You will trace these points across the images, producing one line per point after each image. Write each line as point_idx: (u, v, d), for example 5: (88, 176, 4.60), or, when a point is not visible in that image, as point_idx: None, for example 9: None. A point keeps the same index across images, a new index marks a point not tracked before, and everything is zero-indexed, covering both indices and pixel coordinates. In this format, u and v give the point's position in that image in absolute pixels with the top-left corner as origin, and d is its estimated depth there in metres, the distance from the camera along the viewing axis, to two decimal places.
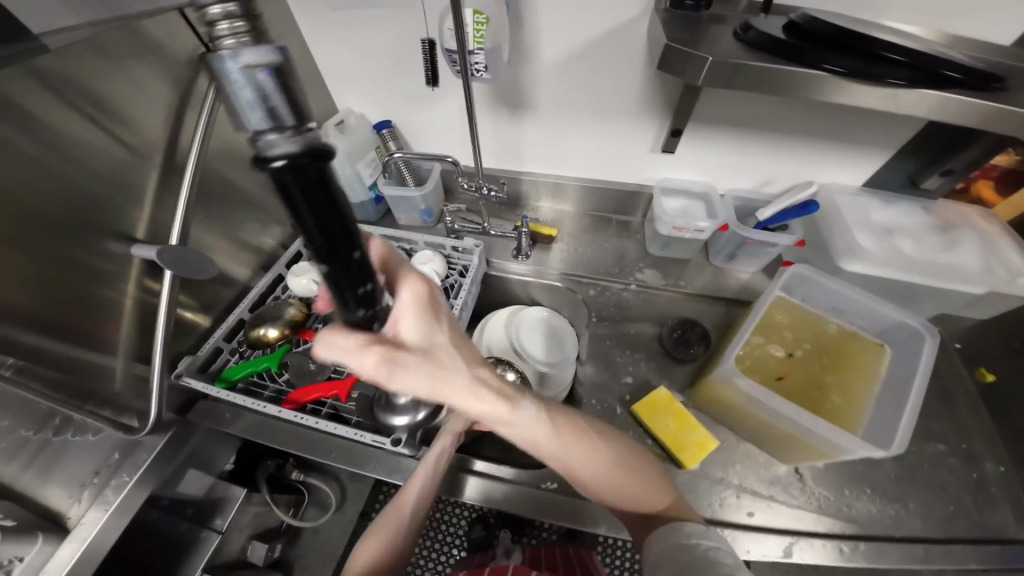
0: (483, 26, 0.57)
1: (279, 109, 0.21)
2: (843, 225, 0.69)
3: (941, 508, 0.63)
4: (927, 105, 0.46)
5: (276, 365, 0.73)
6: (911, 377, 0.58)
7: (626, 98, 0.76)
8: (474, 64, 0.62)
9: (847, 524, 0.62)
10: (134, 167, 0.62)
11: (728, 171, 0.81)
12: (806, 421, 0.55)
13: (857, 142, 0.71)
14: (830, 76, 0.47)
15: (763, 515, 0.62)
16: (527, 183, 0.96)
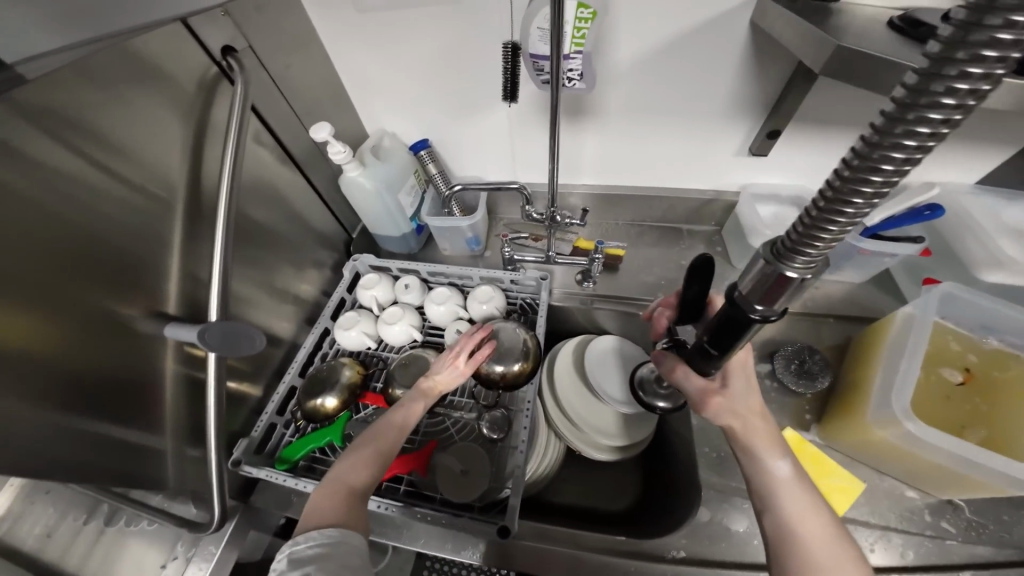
0: (588, 24, 0.50)
1: (774, 301, 0.28)
2: (977, 229, 0.61)
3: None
4: None
5: (339, 440, 0.63)
6: None
7: (716, 100, 0.66)
8: (571, 71, 0.54)
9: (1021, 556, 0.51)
10: (150, 211, 0.48)
11: (822, 173, 0.73)
12: (983, 462, 0.45)
13: (984, 142, 0.62)
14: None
15: (923, 554, 0.52)
16: (584, 198, 0.85)
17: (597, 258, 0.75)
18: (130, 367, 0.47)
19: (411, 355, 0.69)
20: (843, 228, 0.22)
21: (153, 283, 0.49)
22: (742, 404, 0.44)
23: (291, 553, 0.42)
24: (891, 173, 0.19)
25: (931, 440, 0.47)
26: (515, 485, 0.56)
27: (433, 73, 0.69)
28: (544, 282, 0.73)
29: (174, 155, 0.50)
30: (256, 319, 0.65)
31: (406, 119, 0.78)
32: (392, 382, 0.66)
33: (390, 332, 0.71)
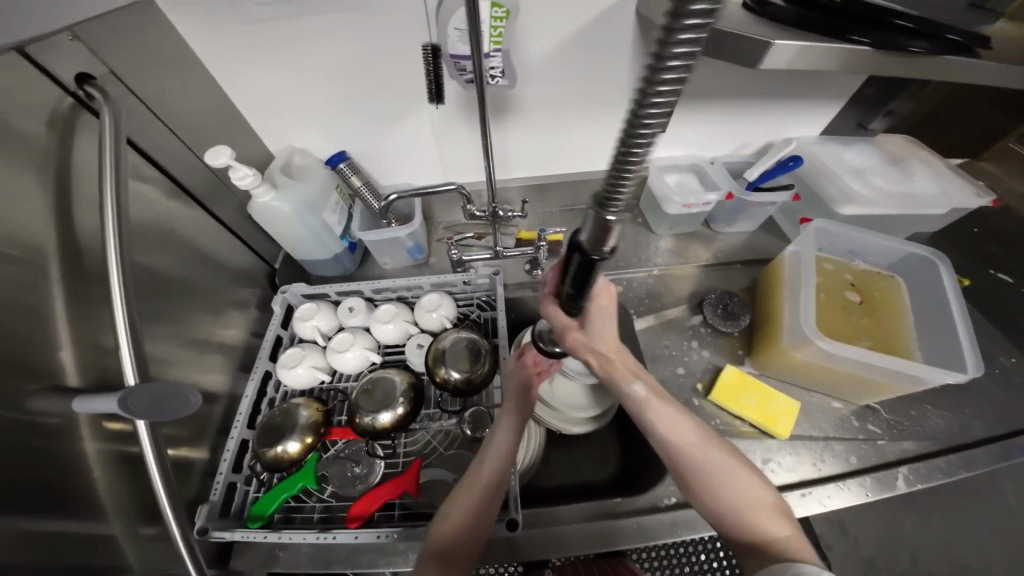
0: (501, 22, 0.53)
1: (603, 241, 0.30)
2: (829, 174, 0.75)
3: (983, 407, 0.70)
4: (936, 67, 0.53)
5: (313, 482, 0.61)
6: (944, 300, 0.62)
7: (619, 87, 0.72)
8: (491, 68, 0.57)
9: (928, 442, 0.66)
10: (13, 281, 0.39)
11: (709, 143, 0.84)
12: (883, 365, 0.57)
13: (822, 100, 0.77)
14: (859, 47, 0.50)
15: (860, 456, 0.64)
16: (517, 191, 0.88)
17: (543, 246, 0.79)
18: (30, 470, 0.38)
19: (371, 379, 0.66)
20: (642, 161, 0.23)
21: (43, 367, 0.40)
22: (598, 342, 0.48)
23: None
24: (660, 105, 0.21)
25: (840, 353, 0.58)
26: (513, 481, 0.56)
27: (343, 84, 0.65)
28: (496, 278, 0.74)
29: (31, 208, 0.40)
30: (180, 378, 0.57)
31: (318, 133, 0.73)
32: (357, 410, 0.63)
33: (343, 359, 0.67)
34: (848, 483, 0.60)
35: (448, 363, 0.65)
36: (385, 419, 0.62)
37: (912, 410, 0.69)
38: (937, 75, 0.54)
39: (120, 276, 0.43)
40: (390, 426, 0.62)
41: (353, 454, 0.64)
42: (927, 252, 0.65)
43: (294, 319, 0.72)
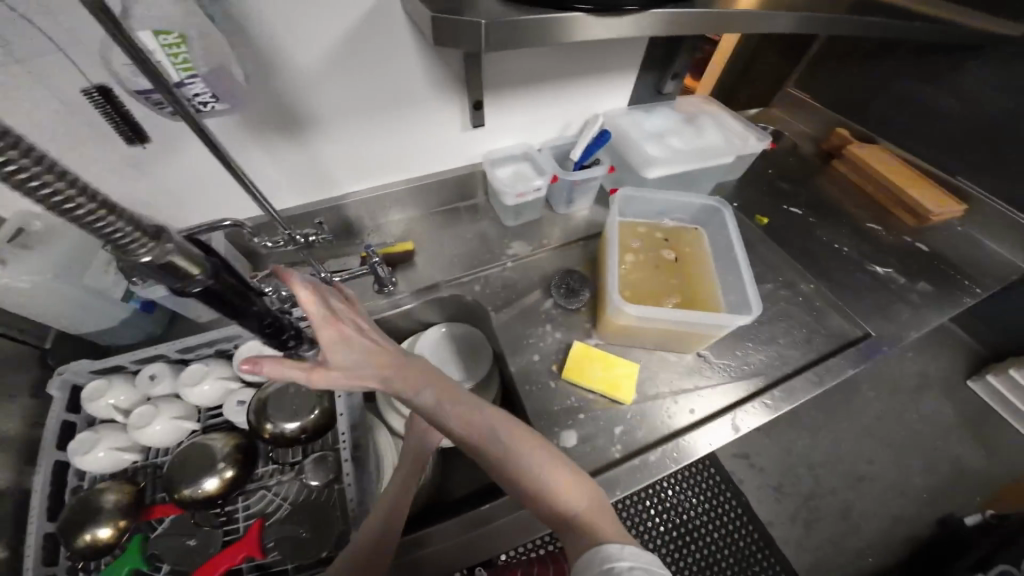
0: (180, 50, 0.47)
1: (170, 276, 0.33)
2: (631, 141, 0.82)
3: (798, 333, 0.77)
4: (660, 24, 0.53)
5: (141, 565, 0.54)
6: (731, 245, 0.70)
7: (416, 86, 0.68)
8: (197, 96, 0.52)
9: (755, 379, 0.71)
10: None
11: (533, 127, 0.86)
12: (687, 319, 0.62)
13: (616, 69, 0.84)
14: (581, 15, 0.49)
15: (701, 407, 0.68)
16: (352, 206, 0.81)
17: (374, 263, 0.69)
18: None
19: (189, 445, 0.60)
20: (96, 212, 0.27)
21: None
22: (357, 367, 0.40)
23: None
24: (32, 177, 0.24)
25: (650, 314, 0.62)
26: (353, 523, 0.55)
27: (66, 124, 0.53)
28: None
29: None
30: None
31: None
32: (174, 486, 0.57)
33: (144, 436, 0.59)
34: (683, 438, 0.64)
35: (274, 415, 0.61)
36: (210, 485, 0.57)
37: (739, 352, 0.74)
38: (673, 30, 0.55)
39: None
40: (219, 490, 0.57)
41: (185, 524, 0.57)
42: (714, 203, 0.73)
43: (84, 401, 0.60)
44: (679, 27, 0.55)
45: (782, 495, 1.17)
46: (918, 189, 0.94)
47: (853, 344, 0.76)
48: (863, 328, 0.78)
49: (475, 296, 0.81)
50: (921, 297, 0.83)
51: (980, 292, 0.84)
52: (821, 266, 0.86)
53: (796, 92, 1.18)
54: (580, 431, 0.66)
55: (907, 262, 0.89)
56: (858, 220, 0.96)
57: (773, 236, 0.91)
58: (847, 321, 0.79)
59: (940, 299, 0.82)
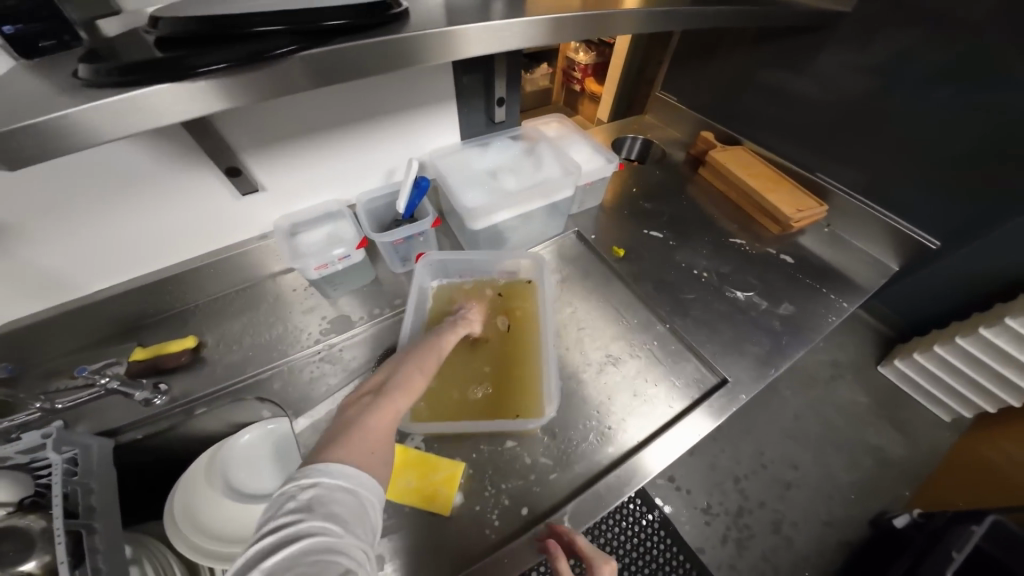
0: None
1: None
2: (449, 187, 0.71)
3: (647, 387, 0.69)
4: (355, 67, 0.38)
5: None
6: (548, 315, 0.67)
7: (130, 162, 0.54)
8: None
9: (600, 456, 0.62)
10: None
11: (342, 181, 0.74)
12: (481, 426, 0.57)
13: (427, 104, 0.73)
14: (210, 81, 0.32)
15: (534, 504, 0.58)
16: (103, 306, 0.64)
17: (99, 383, 0.57)
18: None
19: None
20: None
21: None
22: (587, 555, 0.49)
23: (311, 502, 0.35)
24: None
25: (440, 427, 0.56)
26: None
27: None
28: (47, 442, 0.51)
29: None
30: None
31: None
32: None
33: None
34: (502, 552, 0.54)
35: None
36: None
37: (584, 423, 0.65)
38: (380, 69, 0.40)
39: None
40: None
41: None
42: (536, 257, 0.72)
43: None
44: (390, 60, 0.40)
45: (710, 517, 0.96)
46: (778, 196, 0.89)
47: (708, 394, 0.68)
48: (719, 373, 0.70)
49: (286, 391, 0.68)
50: (781, 324, 0.77)
51: (845, 307, 0.79)
52: (680, 301, 0.79)
53: (665, 95, 1.12)
54: (385, 563, 0.54)
55: (769, 282, 0.83)
56: (722, 237, 0.92)
57: (634, 273, 0.83)
58: (704, 365, 0.72)
59: (800, 324, 0.77)
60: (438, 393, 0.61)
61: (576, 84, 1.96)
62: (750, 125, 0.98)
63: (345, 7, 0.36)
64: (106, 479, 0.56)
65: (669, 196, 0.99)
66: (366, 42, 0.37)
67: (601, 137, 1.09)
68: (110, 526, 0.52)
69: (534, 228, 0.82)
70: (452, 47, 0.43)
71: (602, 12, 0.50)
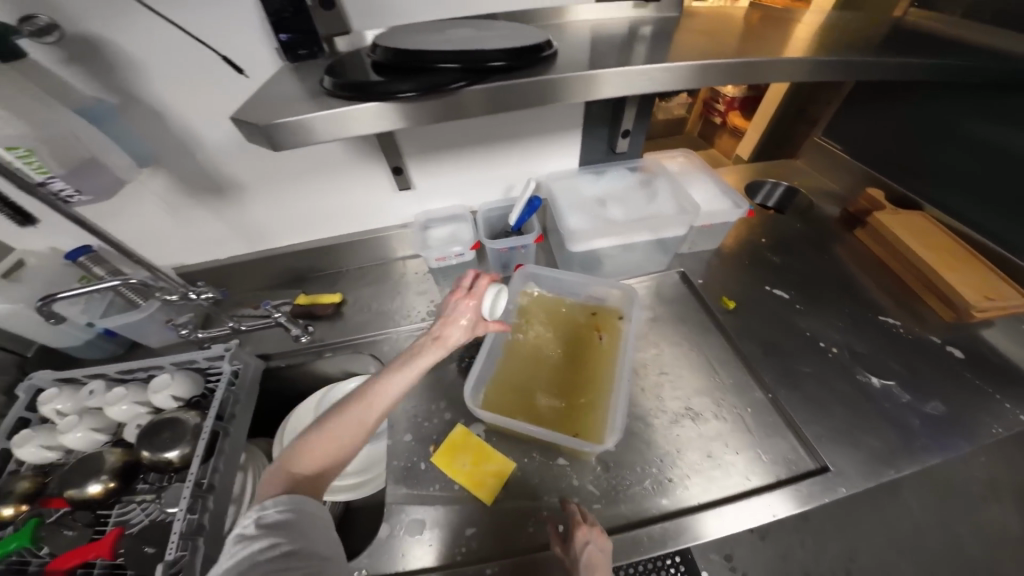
0: (35, 158, 0.44)
1: None
2: (559, 209, 0.75)
3: (719, 452, 0.63)
4: (506, 97, 0.46)
5: (27, 541, 0.58)
6: (631, 342, 0.67)
7: (330, 153, 0.72)
8: (60, 193, 0.48)
9: (653, 504, 0.59)
10: None
11: (469, 189, 0.85)
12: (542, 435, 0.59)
13: (556, 131, 0.78)
14: (405, 102, 0.43)
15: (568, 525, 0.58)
16: (291, 258, 0.87)
17: (273, 315, 0.78)
18: None
19: (88, 456, 0.65)
20: None
21: None
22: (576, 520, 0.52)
23: (258, 520, 0.43)
24: None
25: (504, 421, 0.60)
26: (170, 548, 0.53)
27: None
28: (227, 354, 0.70)
29: None
30: None
31: (60, 232, 0.75)
32: (65, 485, 0.62)
33: (21, 454, 0.65)
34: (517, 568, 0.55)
35: (152, 445, 0.63)
36: (92, 490, 0.62)
37: (645, 466, 0.62)
38: (525, 102, 0.47)
39: None
40: (100, 496, 0.63)
41: (73, 518, 0.62)
42: (628, 290, 0.73)
43: (38, 401, 0.70)
44: (534, 94, 0.47)
45: None
46: (962, 277, 0.71)
47: (797, 481, 0.59)
48: (820, 460, 0.61)
49: (389, 354, 0.81)
50: (921, 424, 0.63)
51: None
52: (787, 368, 0.70)
53: (827, 141, 0.99)
54: (429, 525, 0.60)
55: (915, 372, 0.69)
56: (868, 312, 0.77)
57: (739, 327, 0.76)
58: (800, 444, 0.63)
59: (949, 433, 0.62)
60: (508, 388, 0.66)
61: (718, 116, 1.83)
62: (939, 187, 0.80)
63: (504, 50, 0.45)
64: (250, 394, 0.72)
65: (802, 253, 0.87)
66: (522, 80, 0.45)
67: (735, 178, 1.01)
68: (237, 434, 0.67)
69: (634, 259, 0.82)
70: (588, 84, 0.47)
71: (744, 62, 0.49)
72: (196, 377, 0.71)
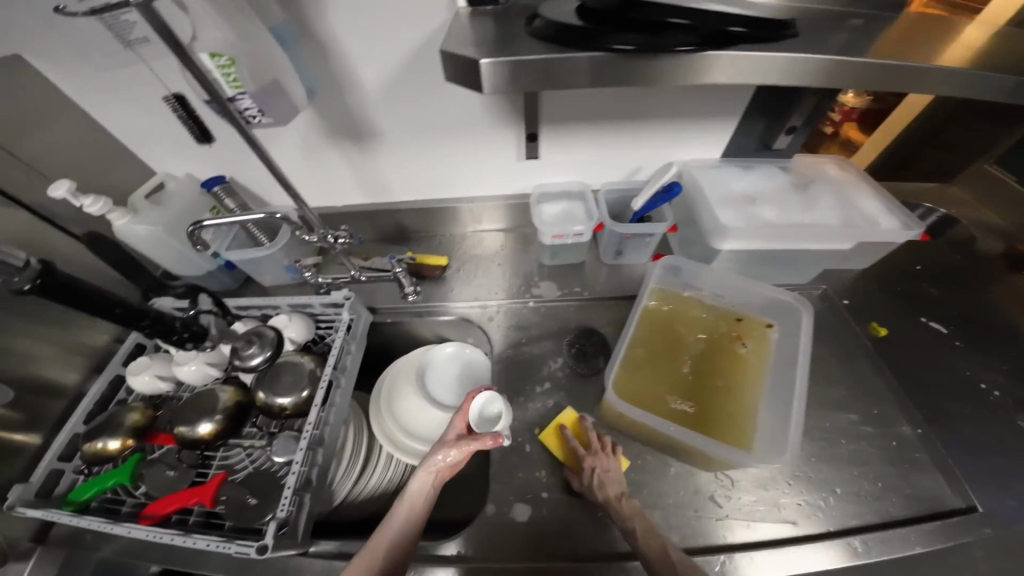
0: (234, 69, 0.44)
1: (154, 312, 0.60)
2: (704, 203, 0.68)
3: (868, 487, 0.63)
4: (733, 70, 0.41)
5: (127, 480, 0.61)
6: (799, 354, 0.59)
7: (470, 113, 0.69)
8: (245, 110, 0.48)
9: (776, 525, 0.60)
10: None
11: (595, 166, 0.79)
12: (704, 448, 0.52)
13: (705, 116, 0.70)
14: (616, 56, 0.40)
15: (690, 533, 0.59)
16: (404, 214, 0.87)
17: (395, 269, 0.77)
18: None
19: (202, 393, 0.65)
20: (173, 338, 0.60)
21: None
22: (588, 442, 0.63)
23: None
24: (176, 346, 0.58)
25: (660, 426, 0.53)
26: (284, 503, 0.54)
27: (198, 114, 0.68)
28: (347, 303, 0.71)
29: None
30: (32, 372, 0.65)
31: (201, 161, 0.78)
32: (175, 422, 0.63)
33: (135, 383, 0.67)
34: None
35: (271, 386, 0.63)
36: (203, 429, 0.62)
37: (770, 489, 0.63)
38: (747, 76, 0.42)
39: None
40: (209, 436, 0.62)
41: (178, 458, 0.63)
42: (791, 301, 0.63)
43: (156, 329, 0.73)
44: (761, 74, 0.42)
45: None
46: None
47: (942, 518, 0.60)
48: (969, 499, 0.62)
49: (490, 328, 0.81)
50: None
51: None
52: (933, 410, 0.69)
53: (1000, 172, 0.86)
54: (535, 506, 0.61)
55: None
56: None
57: (886, 358, 0.74)
58: (944, 485, 0.63)
59: None
60: (645, 392, 0.58)
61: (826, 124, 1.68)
62: None
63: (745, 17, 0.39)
64: (360, 344, 0.73)
65: (967, 287, 0.81)
66: (753, 54, 0.40)
67: None
68: (348, 386, 0.67)
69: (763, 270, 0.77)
70: (808, 71, 0.42)
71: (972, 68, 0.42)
72: (310, 321, 0.73)
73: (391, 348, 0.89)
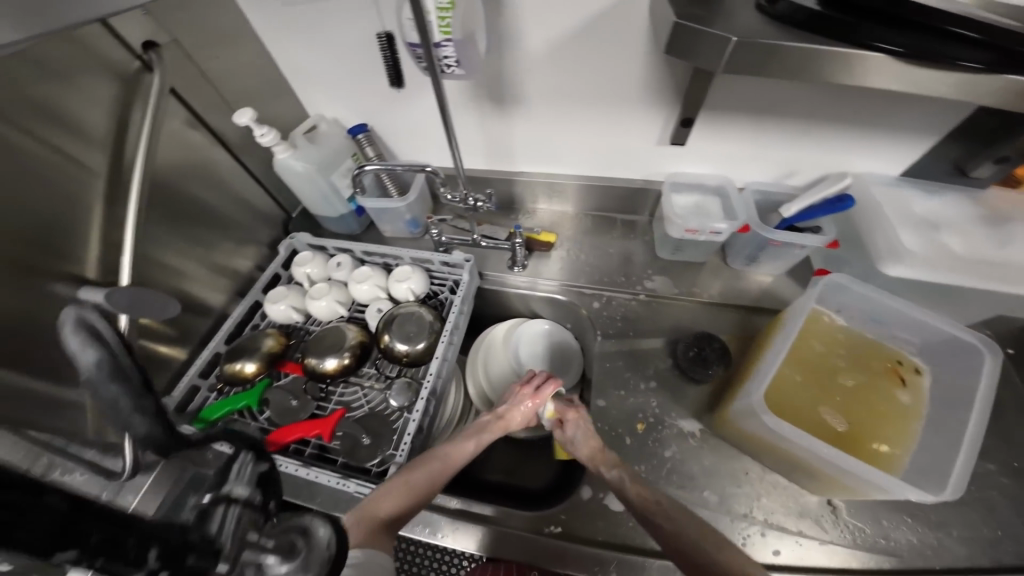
0: (450, 12, 0.45)
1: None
2: (884, 223, 0.62)
3: (989, 534, 0.58)
4: (1009, 92, 0.37)
5: (255, 403, 0.67)
6: (970, 395, 0.53)
7: (628, 88, 0.66)
8: (443, 58, 0.50)
9: (885, 559, 0.56)
10: (81, 179, 0.54)
11: (742, 164, 0.73)
12: (847, 467, 0.49)
13: (896, 129, 0.62)
14: (884, 56, 0.37)
15: (791, 552, 0.56)
16: (521, 184, 0.86)
17: (513, 241, 0.78)
18: None
19: (331, 329, 0.71)
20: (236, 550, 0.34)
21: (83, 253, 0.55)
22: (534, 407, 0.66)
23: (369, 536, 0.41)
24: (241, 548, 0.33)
25: (804, 442, 0.51)
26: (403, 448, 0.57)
27: (361, 62, 0.71)
28: (467, 265, 0.74)
29: (101, 119, 0.55)
30: (189, 288, 0.72)
31: (347, 107, 0.81)
32: (306, 352, 0.69)
33: (273, 310, 0.74)
34: None
35: (395, 332, 0.68)
36: (330, 364, 0.68)
37: (886, 527, 0.58)
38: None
39: (144, 193, 0.58)
40: (333, 372, 0.68)
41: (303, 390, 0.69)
42: (968, 341, 0.56)
43: (292, 262, 0.80)
44: None
45: None
46: None
47: None
48: None
49: (594, 313, 0.79)
50: None
51: None
52: None
53: None
54: None
55: None
56: None
57: None
58: None
59: None
60: (784, 404, 0.57)
61: None
62: None
63: None
64: (469, 305, 0.76)
65: None
66: None
67: None
68: (458, 344, 0.71)
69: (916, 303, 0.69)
70: None
71: None
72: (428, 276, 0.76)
73: (486, 313, 0.91)
